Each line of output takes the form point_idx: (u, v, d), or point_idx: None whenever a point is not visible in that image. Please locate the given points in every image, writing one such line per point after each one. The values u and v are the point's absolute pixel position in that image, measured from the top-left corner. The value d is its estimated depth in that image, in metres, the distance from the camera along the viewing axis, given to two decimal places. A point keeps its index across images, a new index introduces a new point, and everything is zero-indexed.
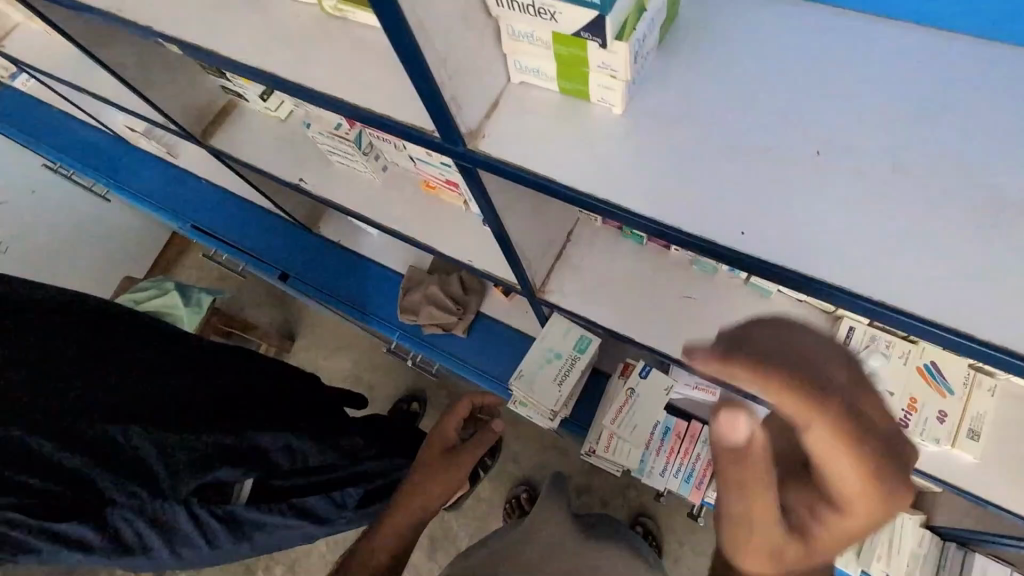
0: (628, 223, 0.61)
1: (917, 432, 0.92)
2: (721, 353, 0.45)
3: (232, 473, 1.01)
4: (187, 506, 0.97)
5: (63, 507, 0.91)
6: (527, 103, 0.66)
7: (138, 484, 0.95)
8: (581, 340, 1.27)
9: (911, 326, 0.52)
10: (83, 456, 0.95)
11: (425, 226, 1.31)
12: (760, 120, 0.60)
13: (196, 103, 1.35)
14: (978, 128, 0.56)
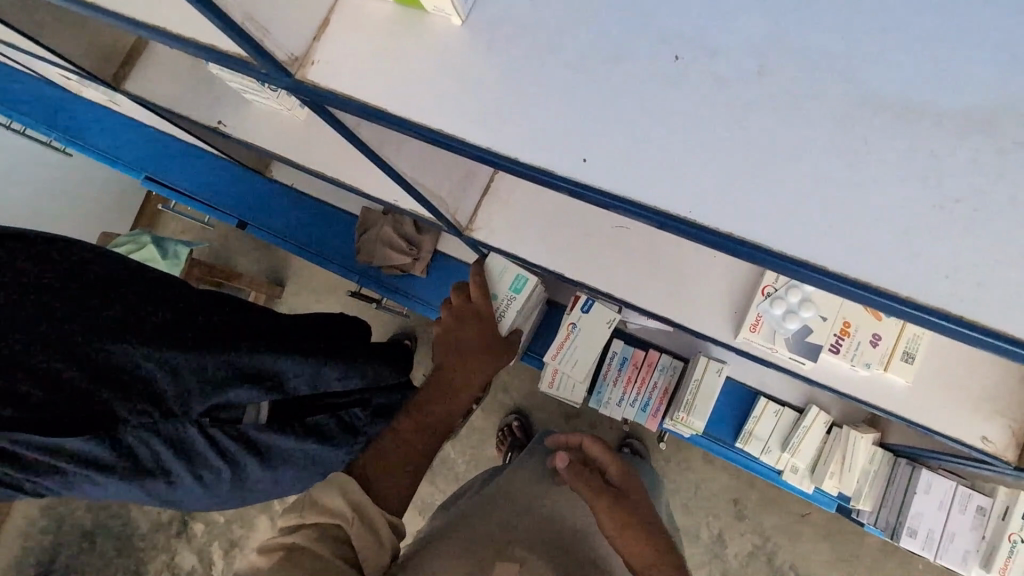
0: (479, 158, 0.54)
1: (848, 356, 0.87)
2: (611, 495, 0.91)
3: (250, 395, 0.91)
4: (203, 426, 0.87)
5: (69, 421, 0.77)
6: (357, 18, 0.56)
7: (148, 402, 0.82)
8: (519, 281, 1.13)
9: (778, 263, 0.46)
10: (78, 369, 0.78)
11: (356, 164, 1.23)
12: (614, 20, 0.50)
13: (100, 45, 1.26)
14: (870, 11, 0.46)
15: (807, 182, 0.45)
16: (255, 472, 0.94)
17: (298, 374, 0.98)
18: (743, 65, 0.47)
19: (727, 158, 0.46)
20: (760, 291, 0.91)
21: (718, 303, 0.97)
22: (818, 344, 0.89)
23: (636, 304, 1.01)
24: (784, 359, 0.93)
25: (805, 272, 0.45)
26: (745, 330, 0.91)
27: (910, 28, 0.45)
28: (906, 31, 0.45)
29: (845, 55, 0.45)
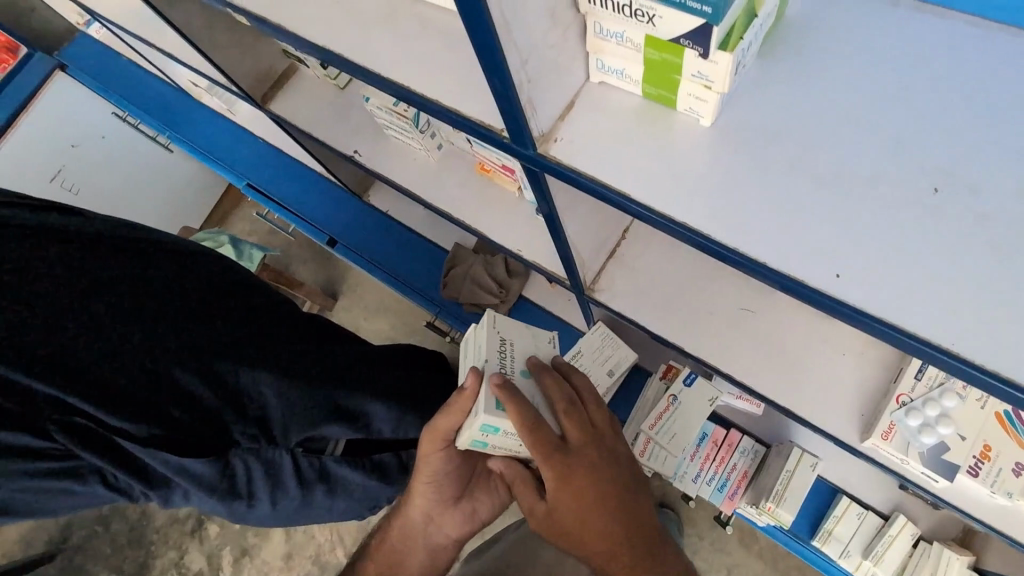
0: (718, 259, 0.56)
1: (987, 482, 0.85)
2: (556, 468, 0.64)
3: (341, 431, 0.89)
4: (294, 455, 0.85)
5: (191, 438, 0.76)
6: (605, 106, 0.61)
7: (259, 428, 0.82)
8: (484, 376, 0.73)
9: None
10: (207, 390, 0.80)
11: (476, 208, 1.27)
12: (871, 146, 0.53)
13: (259, 66, 1.35)
14: None
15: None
16: (323, 501, 0.90)
17: (381, 413, 0.94)
18: (1007, 208, 0.49)
19: (989, 294, 0.48)
20: (894, 399, 0.89)
21: (846, 404, 0.95)
22: (955, 464, 0.87)
23: (755, 389, 1.01)
24: (913, 472, 0.91)
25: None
26: (876, 437, 0.89)
27: None
28: None
29: None
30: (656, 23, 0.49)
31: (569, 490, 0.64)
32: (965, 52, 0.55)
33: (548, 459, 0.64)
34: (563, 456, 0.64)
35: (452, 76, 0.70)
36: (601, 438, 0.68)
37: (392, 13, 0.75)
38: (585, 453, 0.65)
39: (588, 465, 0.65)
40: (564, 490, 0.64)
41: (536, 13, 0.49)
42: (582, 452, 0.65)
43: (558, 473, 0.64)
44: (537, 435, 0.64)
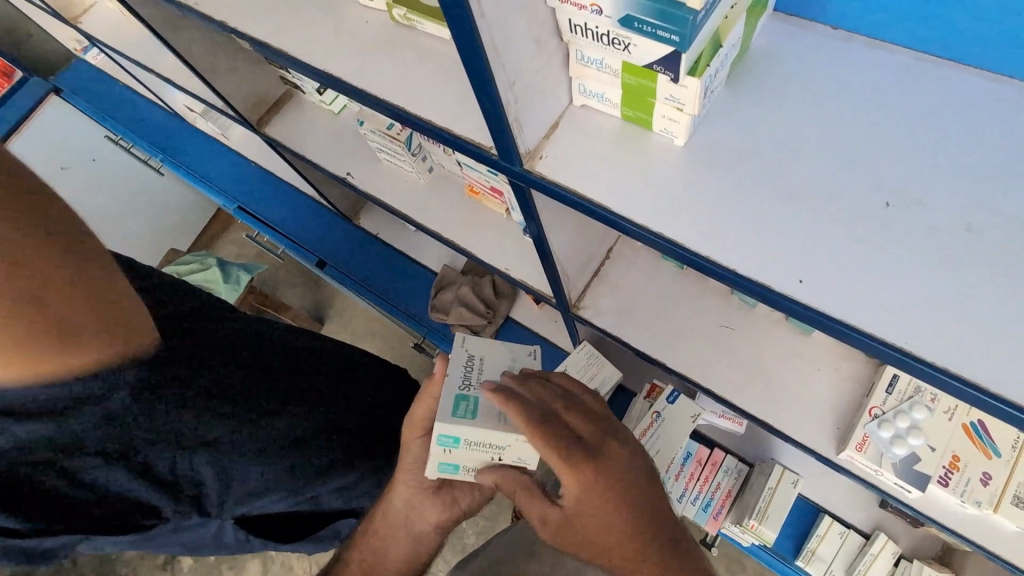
0: (702, 271, 0.59)
1: (957, 491, 0.88)
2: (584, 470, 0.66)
3: (281, 503, 0.79)
4: (224, 525, 0.75)
5: (98, 518, 0.64)
6: (586, 127, 0.65)
7: (191, 502, 0.70)
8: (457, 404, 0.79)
9: (996, 409, 0.48)
10: (127, 469, 0.66)
11: (466, 229, 1.31)
12: (830, 165, 0.58)
13: (255, 91, 1.40)
14: None
15: (1015, 327, 0.50)
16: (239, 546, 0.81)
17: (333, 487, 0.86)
18: (952, 221, 0.54)
19: (937, 299, 0.52)
20: (867, 411, 0.92)
21: (821, 418, 0.98)
22: (926, 474, 0.90)
23: (735, 404, 1.04)
24: (888, 483, 0.93)
25: (996, 407, 0.48)
26: (851, 448, 0.92)
27: None
28: None
29: None
30: (630, 50, 0.53)
31: (592, 482, 0.66)
32: (911, 82, 0.61)
33: (567, 456, 0.66)
34: (582, 452, 0.67)
35: (444, 100, 0.74)
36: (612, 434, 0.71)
37: (389, 41, 0.80)
38: (604, 450, 0.68)
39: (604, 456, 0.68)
40: (593, 486, 0.66)
41: (522, 41, 0.53)
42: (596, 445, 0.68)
43: (586, 475, 0.66)
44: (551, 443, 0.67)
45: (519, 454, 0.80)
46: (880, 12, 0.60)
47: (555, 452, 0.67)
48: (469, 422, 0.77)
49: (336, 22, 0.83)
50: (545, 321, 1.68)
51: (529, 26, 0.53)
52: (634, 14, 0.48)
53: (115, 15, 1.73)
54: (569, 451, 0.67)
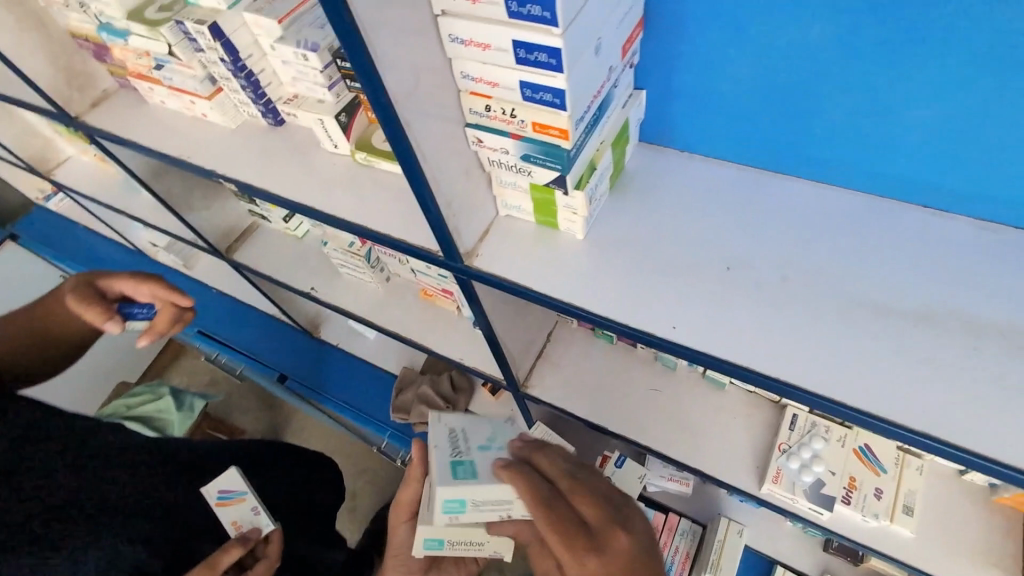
0: (605, 329, 0.78)
1: (859, 507, 1.03)
2: (581, 550, 0.74)
3: None
4: None
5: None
6: (511, 231, 0.86)
7: None
8: (456, 471, 0.89)
9: (811, 401, 0.68)
10: None
11: (422, 328, 1.47)
12: (686, 243, 0.81)
13: (225, 224, 1.58)
14: (836, 249, 0.78)
15: (816, 344, 0.71)
16: None
17: None
18: (770, 274, 0.77)
19: (766, 328, 0.73)
20: (777, 447, 1.09)
21: (742, 459, 1.14)
22: (832, 495, 1.04)
23: (671, 457, 1.18)
24: (804, 510, 1.07)
25: (811, 399, 0.68)
26: (768, 481, 1.07)
27: (861, 258, 0.77)
28: (858, 260, 0.77)
29: (830, 275, 0.76)
30: (532, 175, 0.74)
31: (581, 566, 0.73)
32: (734, 183, 0.87)
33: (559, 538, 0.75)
34: (582, 535, 0.75)
35: (400, 219, 0.94)
36: (622, 517, 0.79)
37: (353, 177, 1.01)
38: (610, 536, 0.76)
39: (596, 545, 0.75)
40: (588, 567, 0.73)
41: (455, 175, 0.74)
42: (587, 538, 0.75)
43: (584, 554, 0.74)
44: (551, 519, 0.77)
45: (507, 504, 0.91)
46: (711, 138, 0.88)
47: (554, 532, 0.76)
48: (471, 486, 0.87)
49: (308, 165, 1.04)
50: (501, 410, 1.80)
51: (458, 166, 0.74)
52: (529, 152, 0.69)
53: (89, 166, 1.91)
54: (567, 533, 0.76)
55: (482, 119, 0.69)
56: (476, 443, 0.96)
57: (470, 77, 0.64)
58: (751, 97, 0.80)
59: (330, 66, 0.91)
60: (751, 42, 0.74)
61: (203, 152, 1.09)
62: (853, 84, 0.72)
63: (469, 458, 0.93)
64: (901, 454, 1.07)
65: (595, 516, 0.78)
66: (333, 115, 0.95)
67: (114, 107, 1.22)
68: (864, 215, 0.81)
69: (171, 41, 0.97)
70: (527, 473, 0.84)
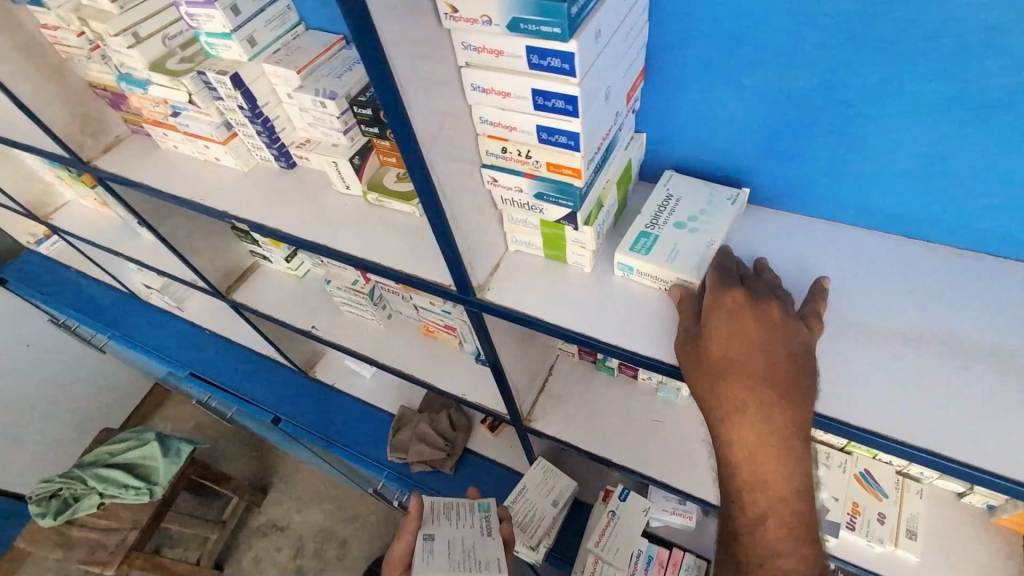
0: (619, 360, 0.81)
1: (863, 532, 1.04)
2: (761, 344, 0.68)
3: None
4: None
5: None
6: (521, 266, 0.90)
7: None
8: (641, 238, 0.85)
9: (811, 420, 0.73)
10: None
11: (425, 364, 1.48)
12: None
13: (227, 264, 1.59)
14: (826, 274, 0.84)
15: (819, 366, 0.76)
16: None
17: None
18: None
19: None
20: None
21: None
22: (836, 521, 1.06)
23: (675, 487, 1.19)
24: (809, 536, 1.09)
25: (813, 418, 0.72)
26: None
27: (849, 283, 0.83)
28: (848, 285, 0.82)
29: (824, 301, 0.82)
30: (544, 212, 0.78)
31: (740, 353, 0.68)
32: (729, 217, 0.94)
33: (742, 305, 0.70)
34: (779, 343, 0.68)
35: (411, 256, 0.97)
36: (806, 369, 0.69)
37: (364, 216, 1.04)
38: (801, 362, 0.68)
39: (771, 322, 0.69)
40: (762, 363, 0.67)
41: (471, 213, 0.78)
42: (778, 310, 0.69)
43: (768, 355, 0.67)
44: (757, 309, 0.70)
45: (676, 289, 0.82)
46: (709, 176, 0.94)
47: (753, 319, 0.69)
48: (644, 256, 0.82)
49: (319, 206, 1.08)
50: (501, 448, 1.79)
51: (474, 205, 0.78)
52: (542, 191, 0.74)
53: (86, 209, 1.92)
54: (770, 332, 0.69)
55: (498, 160, 0.74)
56: (674, 218, 0.87)
57: (488, 122, 0.69)
58: (746, 139, 0.86)
59: (347, 112, 0.96)
60: (746, 89, 0.81)
61: (214, 194, 1.12)
62: (839, 126, 0.78)
63: (662, 234, 0.85)
64: (899, 478, 1.10)
65: (800, 348, 0.69)
66: (348, 158, 0.99)
67: (125, 151, 1.26)
68: (851, 244, 0.87)
69: (191, 90, 1.02)
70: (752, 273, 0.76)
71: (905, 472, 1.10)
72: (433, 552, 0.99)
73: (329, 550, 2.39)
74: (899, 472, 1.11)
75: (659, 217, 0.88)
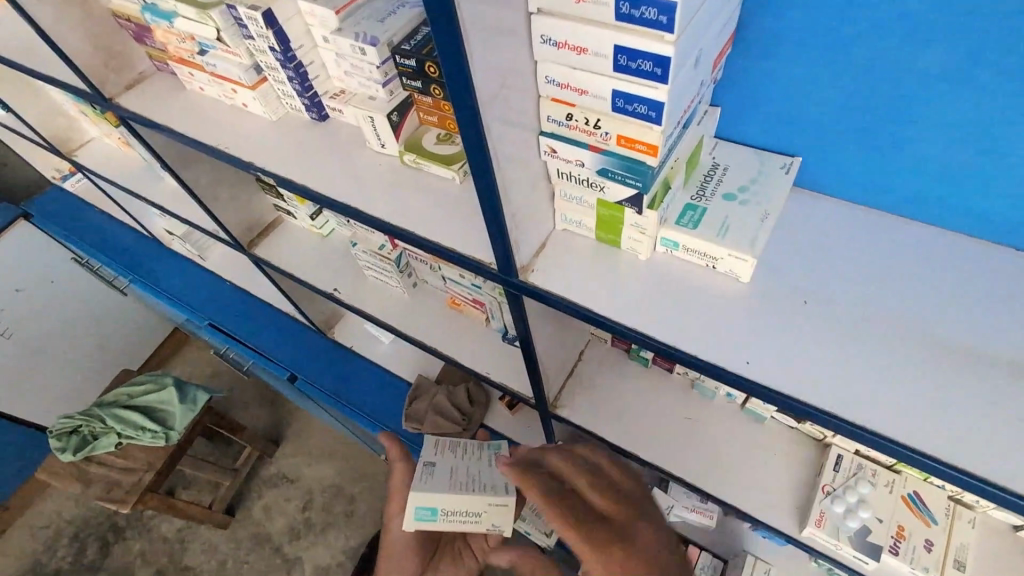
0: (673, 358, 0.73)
1: (907, 559, 0.97)
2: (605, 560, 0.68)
3: None
4: None
5: None
6: (569, 247, 0.82)
7: None
8: (686, 211, 0.78)
9: (895, 450, 0.63)
10: None
11: (448, 337, 1.42)
12: (757, 274, 0.78)
13: (250, 217, 1.53)
14: (917, 285, 0.75)
15: (901, 387, 0.67)
16: None
17: None
18: (851, 312, 0.73)
19: (846, 371, 0.69)
20: (821, 488, 1.04)
21: (781, 497, 1.09)
22: (878, 544, 0.99)
23: (703, 490, 1.12)
24: (847, 556, 1.03)
25: (898, 450, 0.63)
26: (811, 524, 1.01)
27: (946, 297, 0.73)
28: (944, 299, 0.73)
29: (919, 315, 0.72)
30: (605, 191, 0.69)
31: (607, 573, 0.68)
32: (809, 211, 0.84)
33: (587, 537, 0.69)
34: (611, 537, 0.71)
35: (448, 226, 0.89)
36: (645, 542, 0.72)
37: (399, 179, 0.96)
38: (636, 528, 0.73)
39: (600, 539, 0.69)
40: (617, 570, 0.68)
41: (523, 187, 0.70)
42: (596, 525, 0.71)
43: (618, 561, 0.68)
44: (580, 525, 0.71)
45: (731, 269, 0.76)
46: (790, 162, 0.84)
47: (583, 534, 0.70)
48: (688, 229, 0.75)
49: (351, 164, 1.00)
50: (518, 426, 1.74)
51: (527, 177, 0.70)
52: (607, 167, 0.65)
53: (110, 148, 1.86)
54: (604, 544, 0.69)
55: (560, 129, 0.65)
56: (722, 190, 0.80)
57: (555, 82, 0.60)
58: (833, 126, 0.78)
59: (388, 61, 0.86)
60: (844, 69, 0.72)
61: (240, 143, 1.05)
62: (956, 117, 0.69)
63: (709, 206, 0.78)
64: (951, 503, 1.02)
65: (634, 535, 0.72)
66: (385, 113, 0.90)
67: (148, 90, 1.18)
68: (948, 253, 0.77)
69: (220, 26, 0.93)
70: (539, 474, 0.78)
71: (959, 497, 1.02)
72: (432, 472, 0.98)
73: (337, 505, 2.40)
74: (952, 497, 1.02)
75: (705, 186, 0.81)
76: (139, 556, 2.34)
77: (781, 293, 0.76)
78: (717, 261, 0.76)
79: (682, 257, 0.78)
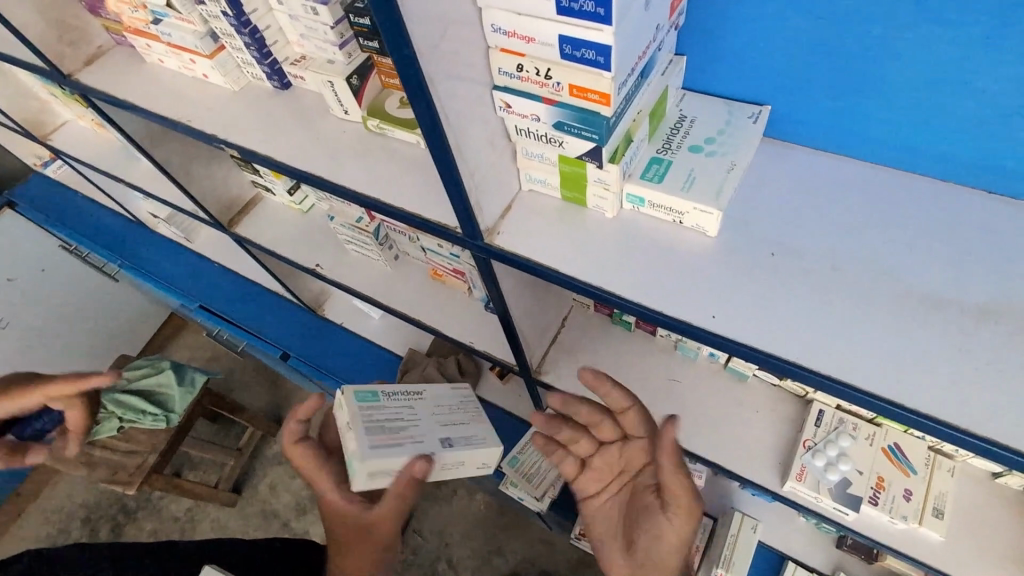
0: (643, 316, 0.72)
1: (886, 508, 0.99)
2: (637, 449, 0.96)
3: None
4: None
5: None
6: (536, 208, 0.80)
7: None
8: (652, 165, 0.76)
9: (861, 399, 0.63)
10: None
11: (432, 308, 1.42)
12: (725, 228, 0.76)
13: (229, 195, 1.51)
14: (888, 233, 0.73)
15: (866, 336, 0.66)
16: None
17: None
18: (818, 263, 0.72)
19: (815, 322, 0.68)
20: (802, 444, 1.04)
21: (766, 453, 1.09)
22: (858, 496, 1.00)
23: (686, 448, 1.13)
24: (827, 508, 1.03)
25: (865, 399, 0.63)
26: (793, 479, 1.01)
27: (917, 244, 0.71)
28: (913, 247, 0.71)
29: (886, 263, 0.71)
30: (564, 146, 0.68)
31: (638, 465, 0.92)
32: (781, 162, 0.82)
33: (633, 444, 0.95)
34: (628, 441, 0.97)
35: (416, 193, 0.88)
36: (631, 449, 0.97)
37: (366, 147, 0.94)
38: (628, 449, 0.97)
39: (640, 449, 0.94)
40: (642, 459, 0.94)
41: (481, 146, 0.68)
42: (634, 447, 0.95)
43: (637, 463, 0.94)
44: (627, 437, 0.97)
45: (697, 223, 0.74)
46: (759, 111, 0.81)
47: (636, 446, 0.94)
48: (655, 184, 0.73)
49: (317, 133, 0.97)
50: (509, 396, 1.75)
51: (485, 135, 0.68)
52: (563, 119, 0.63)
53: (86, 131, 1.84)
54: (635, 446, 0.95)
55: (512, 82, 0.63)
56: (688, 142, 0.78)
57: (502, 31, 0.58)
58: (798, 72, 0.75)
59: (343, 22, 0.84)
60: (803, 12, 0.69)
61: (203, 117, 1.02)
62: (921, 57, 0.66)
63: (675, 159, 0.76)
64: (931, 454, 1.02)
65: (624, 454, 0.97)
66: (345, 78, 0.88)
67: (109, 65, 1.16)
68: (918, 198, 0.76)
69: None
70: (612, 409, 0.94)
71: (939, 447, 1.02)
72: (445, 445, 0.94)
73: None
74: (932, 448, 1.03)
75: (670, 138, 0.79)
76: (151, 536, 2.39)
77: (750, 246, 0.74)
78: (681, 216, 0.75)
79: (647, 214, 0.76)
